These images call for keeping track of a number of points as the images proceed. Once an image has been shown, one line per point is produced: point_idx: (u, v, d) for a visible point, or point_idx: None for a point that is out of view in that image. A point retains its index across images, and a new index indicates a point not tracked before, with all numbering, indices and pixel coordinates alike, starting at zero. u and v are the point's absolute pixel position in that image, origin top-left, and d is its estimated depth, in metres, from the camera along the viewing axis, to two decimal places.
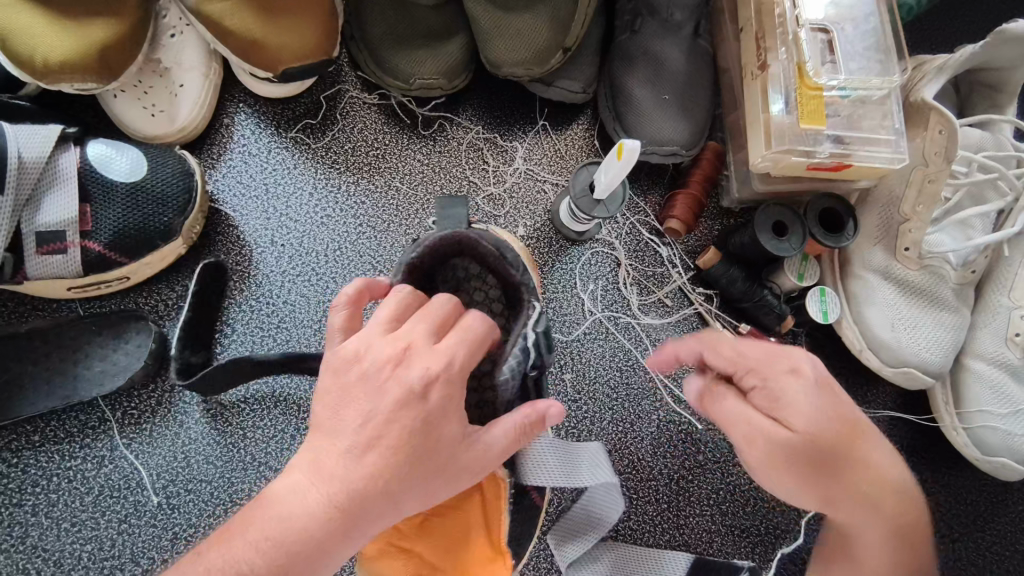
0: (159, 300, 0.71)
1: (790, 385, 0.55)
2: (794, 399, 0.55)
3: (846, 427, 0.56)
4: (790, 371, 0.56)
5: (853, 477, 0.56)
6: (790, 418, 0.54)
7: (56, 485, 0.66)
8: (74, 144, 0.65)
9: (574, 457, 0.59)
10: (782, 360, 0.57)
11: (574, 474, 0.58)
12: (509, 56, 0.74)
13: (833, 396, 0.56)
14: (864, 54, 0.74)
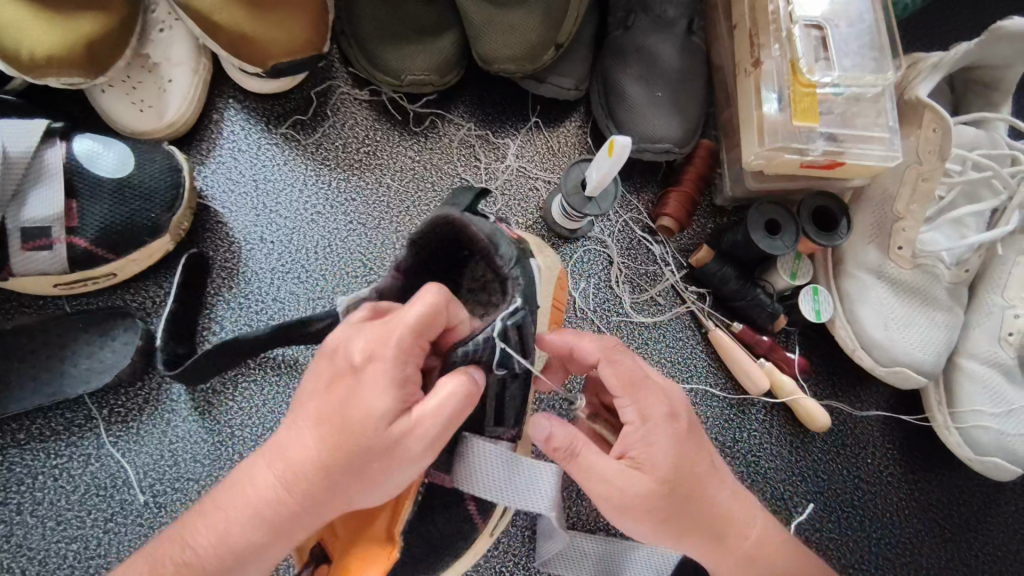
0: (147, 297, 0.71)
1: (659, 426, 0.52)
2: (661, 442, 0.51)
3: (709, 468, 0.54)
4: (666, 413, 0.52)
5: (719, 521, 0.54)
6: (668, 465, 0.51)
7: (41, 484, 0.65)
8: (60, 139, 0.65)
9: (517, 478, 0.54)
10: (662, 400, 0.53)
11: (506, 494, 0.54)
12: (500, 52, 0.73)
13: (698, 437, 0.54)
14: (859, 51, 0.73)
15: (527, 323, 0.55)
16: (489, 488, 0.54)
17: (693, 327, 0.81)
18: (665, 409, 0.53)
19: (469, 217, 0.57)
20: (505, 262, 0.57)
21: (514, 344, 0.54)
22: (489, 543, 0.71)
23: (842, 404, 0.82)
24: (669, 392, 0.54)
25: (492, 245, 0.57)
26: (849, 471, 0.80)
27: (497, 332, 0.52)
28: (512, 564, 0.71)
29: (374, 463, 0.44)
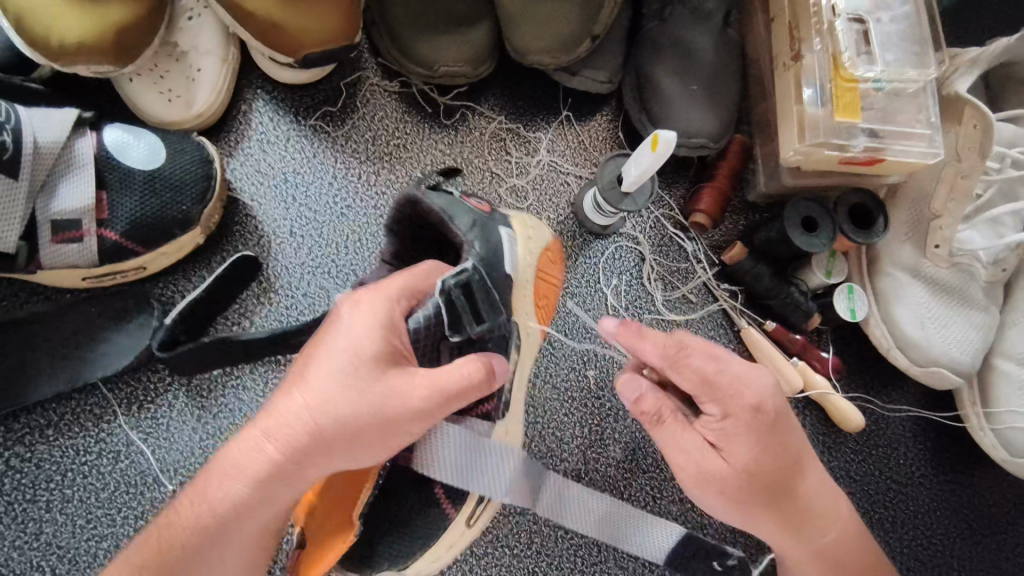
0: (175, 292, 0.70)
1: (742, 423, 0.53)
2: (744, 439, 0.53)
3: (791, 461, 0.55)
4: (750, 406, 0.53)
5: (802, 510, 0.57)
6: (750, 459, 0.53)
7: (70, 481, 0.64)
8: (90, 129, 0.63)
9: (476, 459, 0.56)
10: (745, 395, 0.54)
11: (464, 479, 0.55)
12: (536, 44, 0.72)
13: (780, 431, 0.54)
14: (901, 45, 0.72)
15: (476, 284, 0.56)
16: (447, 475, 0.54)
17: (725, 325, 0.80)
18: (748, 403, 0.53)
19: (427, 192, 0.58)
20: (463, 233, 0.58)
21: (459, 304, 0.54)
22: (521, 542, 0.70)
23: (873, 403, 0.81)
24: (752, 386, 0.54)
25: (448, 218, 0.58)
26: (881, 472, 0.79)
27: (444, 296, 0.54)
28: (544, 564, 0.70)
29: (377, 430, 0.47)
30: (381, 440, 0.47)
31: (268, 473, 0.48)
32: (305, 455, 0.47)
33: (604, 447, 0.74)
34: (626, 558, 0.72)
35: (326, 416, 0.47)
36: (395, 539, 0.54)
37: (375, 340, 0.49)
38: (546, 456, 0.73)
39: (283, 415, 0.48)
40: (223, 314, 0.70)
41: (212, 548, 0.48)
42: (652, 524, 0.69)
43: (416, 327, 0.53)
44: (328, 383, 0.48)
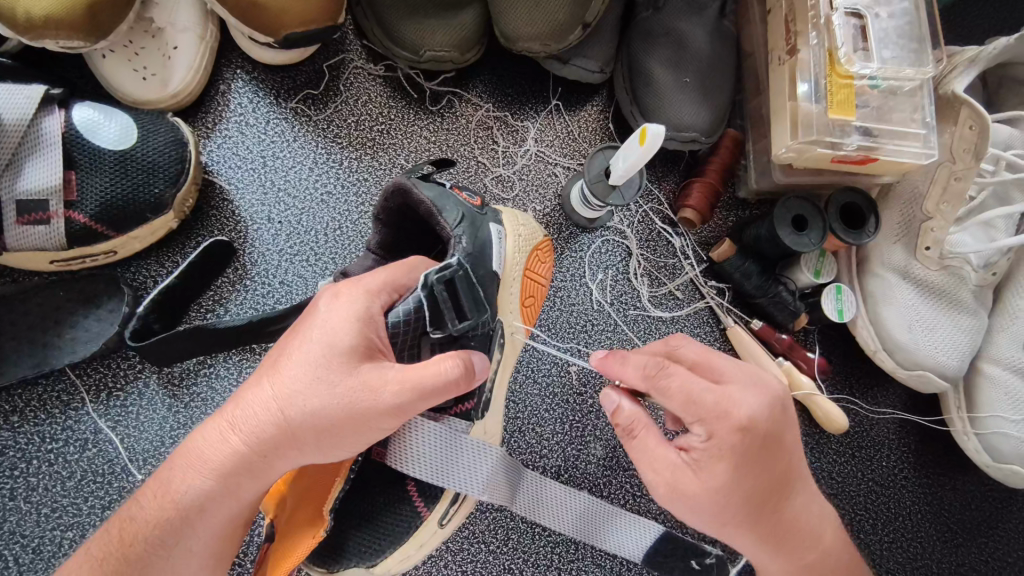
0: (147, 277, 0.68)
1: (724, 446, 0.50)
2: (725, 462, 0.50)
3: (778, 482, 0.52)
4: (735, 429, 0.50)
5: (785, 529, 0.54)
6: (730, 481, 0.50)
7: (35, 469, 0.62)
8: (58, 107, 0.61)
9: (455, 456, 0.54)
10: (731, 415, 0.50)
11: (440, 475, 0.54)
12: (526, 30, 0.70)
13: (769, 452, 0.51)
14: (898, 42, 0.70)
15: (460, 278, 0.53)
16: (424, 472, 0.53)
17: (711, 323, 0.79)
18: (734, 425, 0.50)
19: (416, 181, 0.56)
20: (450, 226, 0.56)
21: (439, 301, 0.52)
22: (498, 538, 0.70)
23: (858, 404, 0.80)
24: (739, 405, 0.50)
25: (436, 210, 0.56)
26: (863, 474, 0.78)
27: (426, 290, 0.51)
28: (520, 561, 0.70)
29: (343, 427, 0.45)
30: (352, 439, 0.45)
31: (233, 465, 0.46)
32: (273, 447, 0.45)
33: (585, 444, 0.73)
34: (604, 556, 0.72)
35: (294, 410, 0.45)
36: (364, 535, 0.53)
37: (350, 333, 0.47)
38: (526, 452, 0.72)
39: (252, 406, 0.47)
40: (197, 301, 0.68)
41: (175, 543, 0.47)
42: (630, 521, 0.67)
43: (395, 322, 0.51)
44: (303, 375, 0.46)
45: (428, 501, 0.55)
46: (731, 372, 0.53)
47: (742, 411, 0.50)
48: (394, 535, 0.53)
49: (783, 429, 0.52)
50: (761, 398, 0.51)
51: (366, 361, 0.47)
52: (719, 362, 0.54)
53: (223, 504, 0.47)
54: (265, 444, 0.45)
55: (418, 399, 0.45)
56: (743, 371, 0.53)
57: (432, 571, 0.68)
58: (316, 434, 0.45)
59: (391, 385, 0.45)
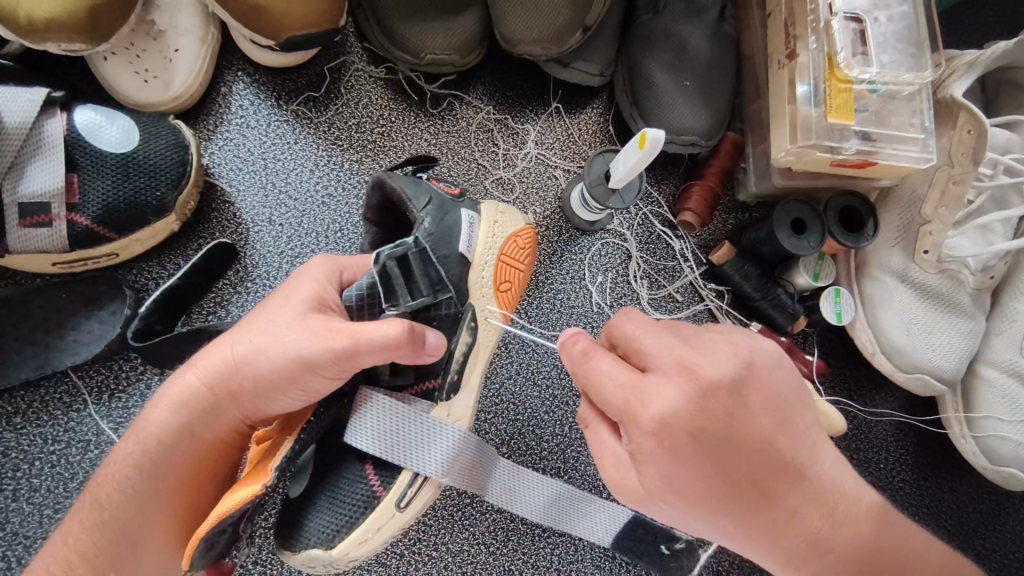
0: (149, 279, 0.68)
1: (647, 449, 0.47)
2: (654, 468, 0.47)
3: (735, 483, 0.48)
4: (654, 428, 0.47)
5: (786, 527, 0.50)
6: (667, 489, 0.48)
7: (38, 470, 0.63)
8: (60, 110, 0.61)
9: (406, 433, 0.58)
10: (642, 413, 0.47)
11: (389, 450, 0.57)
12: (526, 34, 0.70)
13: (715, 443, 0.47)
14: (897, 46, 0.70)
15: (417, 259, 0.58)
16: (373, 447, 0.57)
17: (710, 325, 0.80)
18: (647, 425, 0.47)
19: (393, 174, 0.61)
20: (417, 212, 0.60)
21: (393, 278, 0.57)
22: (498, 540, 0.70)
23: (856, 407, 0.80)
24: (654, 401, 0.47)
25: (406, 197, 0.60)
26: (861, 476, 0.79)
27: (380, 266, 0.56)
28: (520, 562, 0.70)
29: (293, 372, 0.53)
30: (300, 380, 0.53)
31: (200, 402, 0.56)
32: (223, 382, 0.56)
33: (585, 446, 0.74)
34: (603, 558, 0.72)
35: (249, 350, 0.54)
36: (325, 515, 0.56)
37: (309, 290, 0.57)
38: (525, 454, 0.72)
39: (216, 353, 0.57)
40: (198, 303, 0.68)
41: (149, 480, 0.56)
42: (602, 506, 0.70)
43: (352, 298, 0.58)
44: (268, 325, 0.55)
45: (385, 481, 0.58)
46: (660, 361, 0.49)
47: (657, 406, 0.47)
48: (352, 514, 0.56)
49: (726, 422, 0.47)
50: (684, 389, 0.47)
51: (317, 321, 0.54)
52: (653, 349, 0.50)
53: (184, 442, 0.57)
54: (229, 382, 0.55)
55: (356, 351, 0.51)
56: (675, 359, 0.49)
57: (433, 572, 0.68)
58: (270, 375, 0.54)
59: (335, 335, 0.52)
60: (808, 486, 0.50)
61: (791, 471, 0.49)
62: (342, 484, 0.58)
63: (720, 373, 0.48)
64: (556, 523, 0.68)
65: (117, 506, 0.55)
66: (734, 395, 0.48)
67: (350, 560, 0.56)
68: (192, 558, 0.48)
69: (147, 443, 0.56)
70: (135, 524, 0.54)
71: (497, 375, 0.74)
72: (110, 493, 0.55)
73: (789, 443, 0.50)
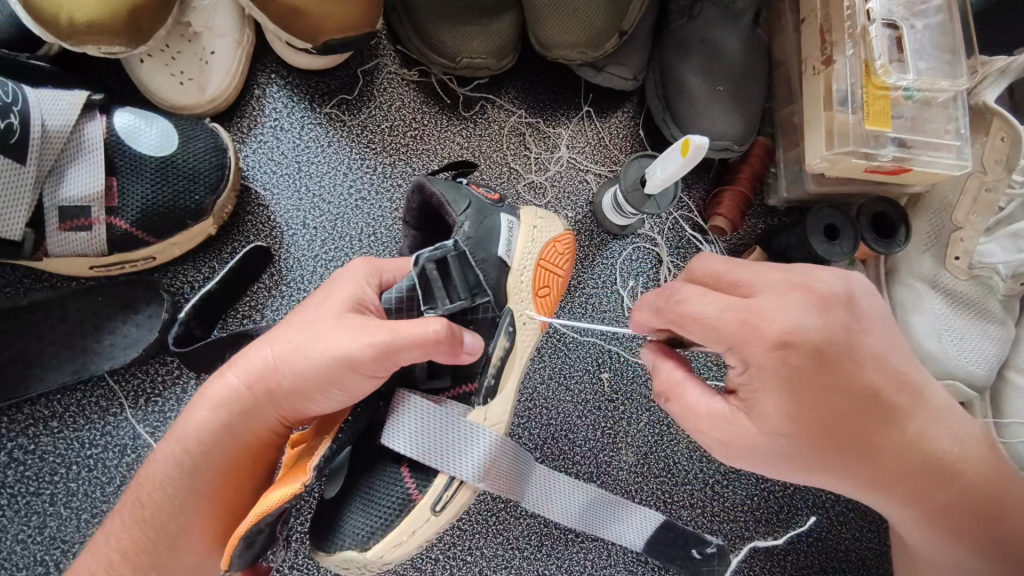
0: (184, 282, 0.68)
1: (767, 369, 0.49)
2: (775, 388, 0.49)
3: (861, 403, 0.50)
4: (774, 345, 0.48)
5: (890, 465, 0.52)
6: (798, 413, 0.49)
7: (75, 474, 0.62)
8: (99, 112, 0.61)
9: (445, 434, 0.56)
10: (758, 331, 0.49)
11: (426, 452, 0.55)
12: (563, 38, 0.70)
13: (833, 373, 0.49)
14: (933, 53, 0.70)
15: (456, 261, 0.57)
16: (411, 447, 0.55)
17: None
18: (761, 340, 0.48)
19: (434, 178, 0.61)
20: (456, 215, 0.60)
21: (431, 279, 0.56)
22: (531, 545, 0.70)
23: None
24: (773, 319, 0.49)
25: (446, 200, 0.60)
26: None
27: (419, 268, 0.56)
28: (554, 567, 0.70)
29: (331, 379, 0.50)
30: (338, 380, 0.50)
31: (237, 403, 0.54)
32: (261, 380, 0.53)
33: (617, 451, 0.74)
34: (636, 562, 0.72)
35: (288, 350, 0.52)
36: (361, 516, 0.54)
37: (348, 289, 0.55)
38: (559, 458, 0.72)
39: (255, 353, 0.54)
40: (233, 307, 0.68)
41: (187, 481, 0.53)
42: (633, 512, 0.69)
43: (389, 302, 0.56)
44: (311, 322, 0.52)
45: (420, 484, 0.55)
46: (760, 284, 0.51)
47: (772, 322, 0.49)
48: (388, 517, 0.54)
49: (846, 340, 0.49)
50: (795, 305, 0.49)
51: (356, 320, 0.51)
52: (753, 277, 0.52)
53: (221, 440, 0.54)
54: (267, 381, 0.53)
55: (395, 350, 0.49)
56: (783, 282, 0.51)
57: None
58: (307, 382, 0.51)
59: (378, 331, 0.49)
60: (922, 404, 0.52)
61: (907, 391, 0.52)
62: (376, 485, 0.55)
63: (831, 290, 0.50)
64: (589, 527, 0.68)
65: (156, 505, 0.53)
66: (845, 308, 0.50)
67: (386, 563, 0.54)
68: (230, 557, 0.46)
69: (185, 443, 0.54)
70: (174, 526, 0.53)
71: (530, 380, 0.74)
72: (151, 494, 0.54)
73: (899, 366, 0.52)
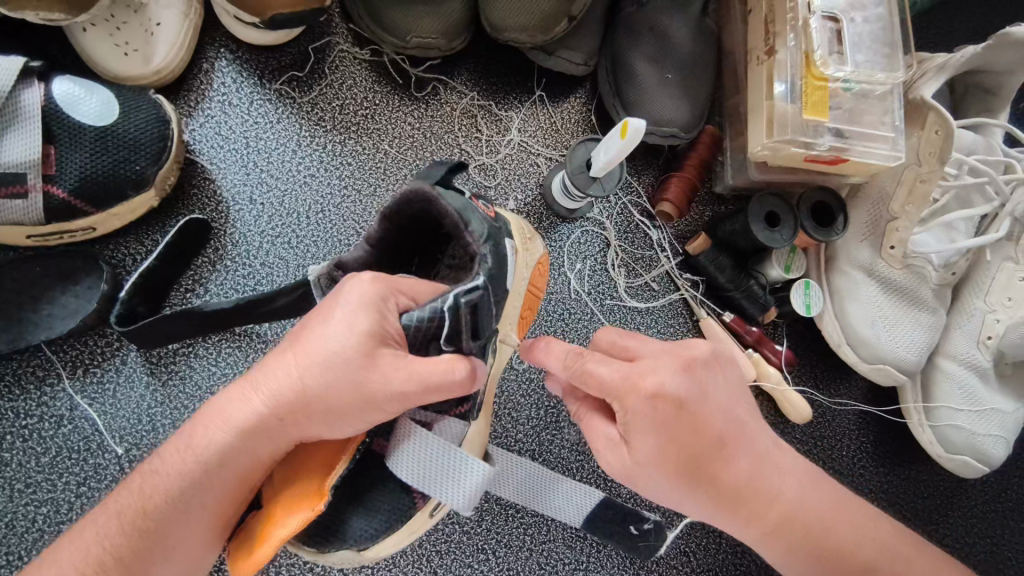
0: (126, 254, 0.68)
1: (684, 425, 0.50)
2: (654, 433, 0.50)
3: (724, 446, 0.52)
4: (647, 399, 0.50)
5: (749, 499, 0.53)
6: (673, 464, 0.51)
7: (9, 444, 0.62)
8: (38, 80, 0.60)
9: (443, 468, 0.52)
10: (639, 386, 0.50)
11: (427, 483, 0.52)
12: (512, 20, 0.71)
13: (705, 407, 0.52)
14: (871, 47, 0.72)
15: (484, 302, 0.54)
16: (410, 475, 0.52)
17: (684, 315, 0.81)
18: (646, 396, 0.50)
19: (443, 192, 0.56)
20: (476, 241, 0.56)
21: (460, 318, 0.52)
22: (472, 519, 0.71)
23: (819, 395, 0.82)
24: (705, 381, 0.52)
25: (463, 222, 0.56)
26: (824, 462, 0.80)
27: (454, 311, 0.51)
28: (494, 541, 0.71)
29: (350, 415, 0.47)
30: (361, 416, 0.47)
31: (251, 426, 0.48)
32: (282, 409, 0.47)
33: (560, 430, 0.75)
34: (574, 538, 0.73)
35: (316, 379, 0.47)
36: (361, 518, 0.53)
37: (368, 317, 0.48)
38: (502, 436, 0.73)
39: (277, 373, 0.48)
40: (177, 282, 0.68)
41: (195, 493, 0.48)
42: (570, 487, 0.70)
43: (409, 324, 0.50)
44: (324, 351, 0.47)
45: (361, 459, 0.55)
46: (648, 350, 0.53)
47: (653, 381, 0.50)
48: (388, 518, 0.54)
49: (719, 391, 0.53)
50: (675, 367, 0.52)
51: (378, 362, 0.47)
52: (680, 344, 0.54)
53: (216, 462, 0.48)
54: (289, 410, 0.47)
55: (425, 394, 0.48)
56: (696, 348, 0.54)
57: (407, 549, 0.69)
58: (325, 416, 0.47)
59: (408, 377, 0.47)
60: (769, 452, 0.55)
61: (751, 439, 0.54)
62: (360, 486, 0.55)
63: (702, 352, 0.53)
64: (526, 500, 0.69)
65: (161, 512, 0.48)
66: (712, 372, 0.53)
67: (375, 556, 0.55)
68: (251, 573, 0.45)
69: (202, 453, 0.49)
70: (179, 533, 0.48)
71: None
72: (153, 502, 0.48)
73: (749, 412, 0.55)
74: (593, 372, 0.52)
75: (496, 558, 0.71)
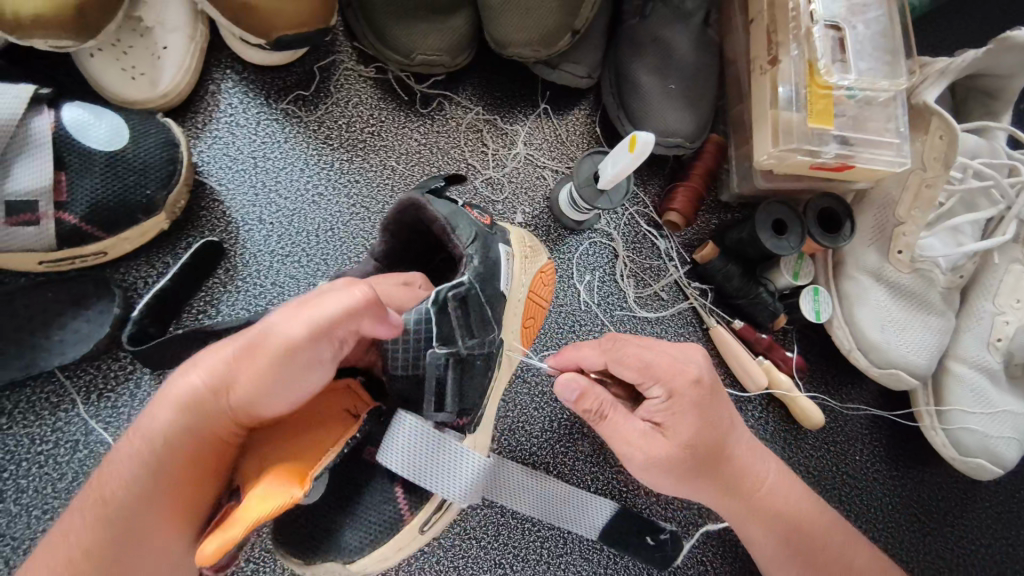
0: (138, 277, 0.68)
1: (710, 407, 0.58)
2: (689, 413, 0.56)
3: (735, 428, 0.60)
4: (690, 382, 0.57)
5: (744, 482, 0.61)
6: (705, 442, 0.57)
7: (25, 471, 0.62)
8: (47, 107, 0.60)
9: (436, 454, 0.53)
10: (686, 370, 0.58)
11: (421, 472, 0.52)
12: (517, 36, 0.71)
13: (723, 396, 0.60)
14: (873, 54, 0.72)
15: (471, 300, 0.56)
16: (403, 464, 0.51)
17: (694, 324, 0.81)
18: (689, 379, 0.57)
19: (430, 198, 0.56)
20: (463, 245, 0.57)
21: (450, 317, 0.55)
22: (488, 534, 0.71)
23: (830, 400, 0.82)
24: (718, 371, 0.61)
25: (450, 227, 0.56)
26: (837, 467, 0.80)
27: (439, 306, 0.54)
28: (510, 556, 0.71)
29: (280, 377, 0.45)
30: (292, 377, 0.46)
31: (191, 407, 0.47)
32: (215, 382, 0.47)
33: (573, 442, 0.75)
34: (591, 550, 0.73)
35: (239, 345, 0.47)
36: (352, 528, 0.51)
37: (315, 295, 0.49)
38: (515, 450, 0.73)
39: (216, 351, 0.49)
40: (189, 303, 0.68)
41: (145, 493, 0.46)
42: (585, 499, 0.70)
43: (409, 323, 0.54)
44: (263, 321, 0.47)
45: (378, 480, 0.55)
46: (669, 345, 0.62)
47: (695, 368, 0.58)
48: (379, 531, 0.51)
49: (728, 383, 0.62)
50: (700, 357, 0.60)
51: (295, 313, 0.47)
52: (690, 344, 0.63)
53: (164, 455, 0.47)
54: (222, 381, 0.47)
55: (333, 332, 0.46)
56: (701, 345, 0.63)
57: (424, 566, 0.69)
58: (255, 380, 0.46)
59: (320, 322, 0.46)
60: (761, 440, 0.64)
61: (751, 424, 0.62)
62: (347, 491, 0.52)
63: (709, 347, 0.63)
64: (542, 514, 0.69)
65: (115, 516, 0.46)
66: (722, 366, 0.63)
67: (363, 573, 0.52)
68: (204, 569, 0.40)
69: (147, 446, 0.47)
70: (136, 540, 0.46)
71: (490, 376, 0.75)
72: (105, 507, 0.46)
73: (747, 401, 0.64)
74: (629, 355, 0.58)
75: (513, 572, 0.71)
